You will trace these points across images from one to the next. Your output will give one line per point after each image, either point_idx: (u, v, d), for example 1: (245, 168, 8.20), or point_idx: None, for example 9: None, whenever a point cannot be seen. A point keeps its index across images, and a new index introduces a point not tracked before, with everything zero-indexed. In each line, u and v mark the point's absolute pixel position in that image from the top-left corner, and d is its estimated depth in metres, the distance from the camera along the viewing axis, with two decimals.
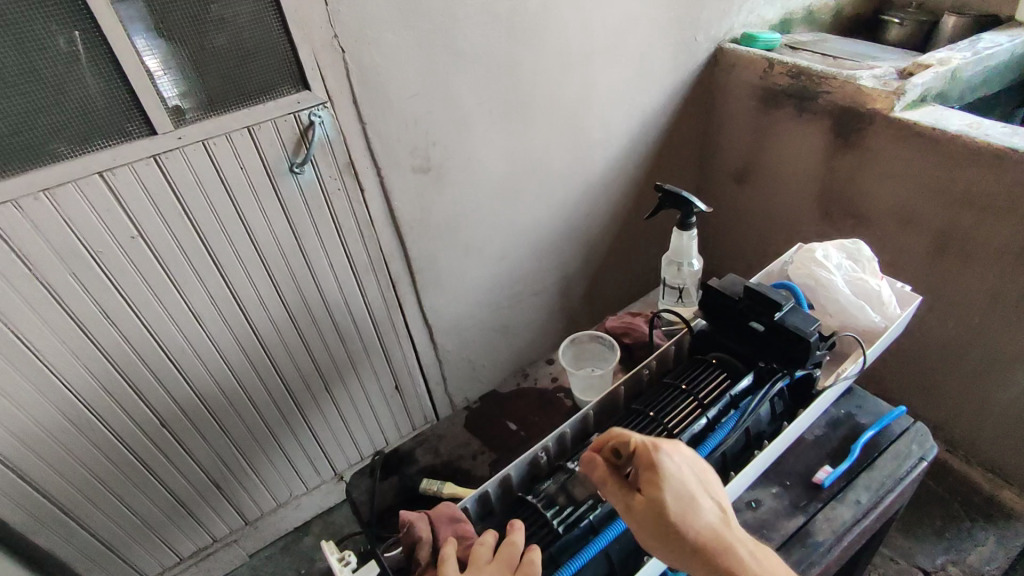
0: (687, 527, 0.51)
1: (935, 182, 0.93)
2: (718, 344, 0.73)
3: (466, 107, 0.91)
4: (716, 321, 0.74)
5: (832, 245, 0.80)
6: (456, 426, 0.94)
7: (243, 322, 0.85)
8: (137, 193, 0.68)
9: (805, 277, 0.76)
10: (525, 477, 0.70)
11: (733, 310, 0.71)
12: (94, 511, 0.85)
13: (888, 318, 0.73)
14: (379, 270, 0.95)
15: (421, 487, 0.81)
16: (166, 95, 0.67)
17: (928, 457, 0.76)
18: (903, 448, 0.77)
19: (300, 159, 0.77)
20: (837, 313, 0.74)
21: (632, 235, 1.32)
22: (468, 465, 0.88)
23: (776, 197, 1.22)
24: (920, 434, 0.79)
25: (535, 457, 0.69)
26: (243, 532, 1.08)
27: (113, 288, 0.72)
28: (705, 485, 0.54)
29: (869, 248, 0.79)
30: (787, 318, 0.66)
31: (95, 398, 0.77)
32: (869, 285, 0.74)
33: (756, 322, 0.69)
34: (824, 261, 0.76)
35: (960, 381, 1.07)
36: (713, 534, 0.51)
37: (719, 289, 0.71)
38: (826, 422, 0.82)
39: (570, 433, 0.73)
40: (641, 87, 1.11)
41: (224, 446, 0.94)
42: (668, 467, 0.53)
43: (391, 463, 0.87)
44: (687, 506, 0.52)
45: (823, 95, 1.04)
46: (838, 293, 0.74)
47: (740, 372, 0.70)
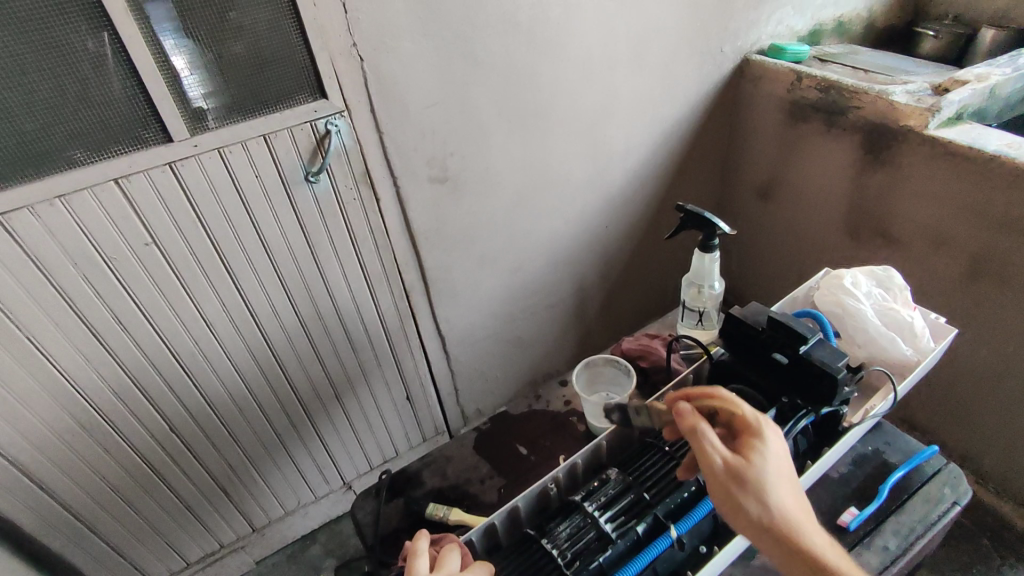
0: (779, 498, 0.49)
1: (970, 203, 0.90)
2: (738, 377, 0.70)
3: (484, 118, 0.90)
4: (736, 352, 0.71)
5: (862, 271, 0.77)
6: (465, 448, 0.93)
7: (255, 331, 0.84)
8: (151, 200, 0.68)
9: (833, 305, 0.74)
10: (534, 508, 0.69)
11: (754, 340, 0.68)
12: (102, 515, 0.85)
13: (920, 351, 0.70)
14: (393, 281, 0.94)
15: (427, 512, 0.80)
16: (191, 95, 0.67)
17: (962, 502, 0.73)
18: (935, 491, 0.74)
19: (316, 167, 0.76)
20: (865, 344, 0.71)
21: (652, 248, 1.30)
22: (475, 489, 0.87)
23: (802, 213, 1.19)
24: (953, 476, 0.75)
25: (545, 488, 0.69)
26: (251, 539, 1.08)
27: (126, 294, 0.71)
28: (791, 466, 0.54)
29: (901, 277, 0.75)
30: (812, 352, 0.63)
31: (106, 403, 0.77)
32: (900, 316, 0.71)
33: (779, 354, 0.66)
34: (853, 289, 0.74)
35: (992, 410, 1.02)
36: (798, 512, 0.50)
37: (739, 317, 0.69)
38: (852, 458, 0.79)
39: (581, 464, 0.72)
40: (664, 99, 1.09)
41: (234, 453, 0.94)
42: (775, 439, 0.52)
43: (397, 484, 0.87)
44: (782, 480, 0.50)
45: (853, 110, 1.01)
46: (867, 323, 0.71)
47: (762, 408, 0.66)
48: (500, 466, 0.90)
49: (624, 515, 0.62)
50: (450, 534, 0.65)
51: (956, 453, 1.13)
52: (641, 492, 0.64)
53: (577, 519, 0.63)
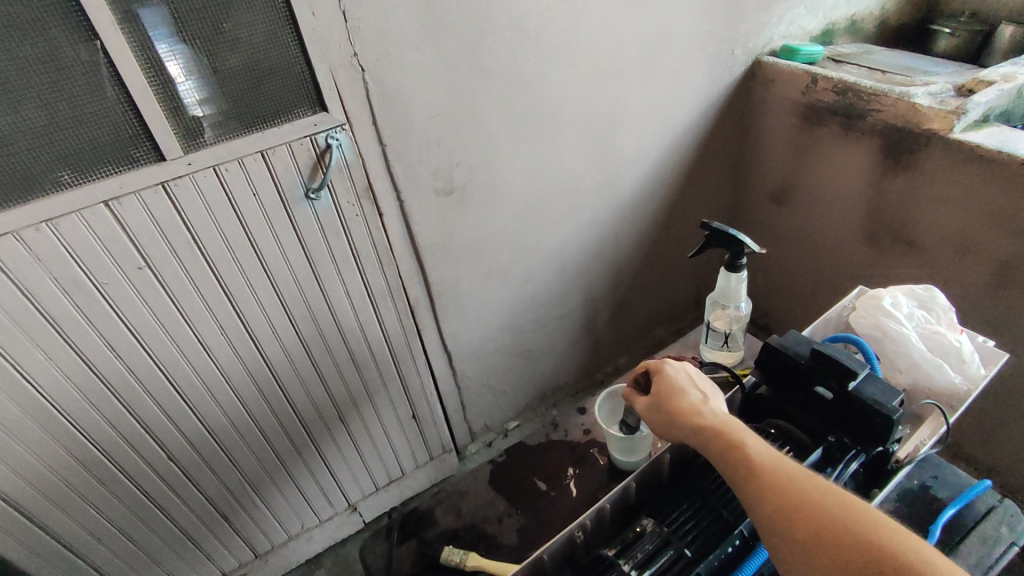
0: (672, 403, 0.63)
1: (997, 211, 0.86)
2: (778, 412, 0.69)
3: (491, 127, 0.87)
4: (776, 386, 0.70)
5: (902, 291, 0.76)
6: (479, 482, 0.99)
7: (256, 355, 0.81)
8: (144, 222, 0.64)
9: (872, 328, 0.72)
10: (560, 555, 0.66)
11: (795, 370, 0.66)
12: (98, 547, 0.82)
13: (970, 378, 0.67)
14: (399, 298, 0.90)
15: (444, 557, 0.87)
16: (188, 103, 0.63)
17: (1020, 543, 0.71)
18: (991, 531, 0.73)
19: (317, 184, 0.73)
20: (907, 370, 0.70)
21: (662, 256, 1.26)
22: (493, 530, 0.93)
23: (818, 219, 1.15)
24: (1009, 514, 0.74)
25: (571, 536, 0.66)
26: (254, 565, 1.04)
27: (119, 321, 0.68)
28: (699, 383, 0.66)
29: (944, 298, 0.74)
30: (862, 389, 0.62)
31: (100, 434, 0.73)
32: (946, 340, 0.69)
33: (823, 389, 0.64)
34: (893, 310, 0.72)
35: (1022, 423, 0.99)
36: (692, 407, 0.62)
37: (779, 347, 0.68)
38: (898, 493, 0.77)
39: (609, 508, 0.69)
40: (675, 103, 1.05)
41: (235, 480, 0.90)
42: (674, 367, 0.67)
43: (409, 525, 0.93)
44: (676, 390, 0.65)
45: (872, 113, 0.97)
46: (911, 348, 0.69)
47: (807, 448, 0.65)
48: (515, 498, 0.96)
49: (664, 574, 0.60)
50: None
51: (981, 465, 1.10)
52: (682, 548, 0.62)
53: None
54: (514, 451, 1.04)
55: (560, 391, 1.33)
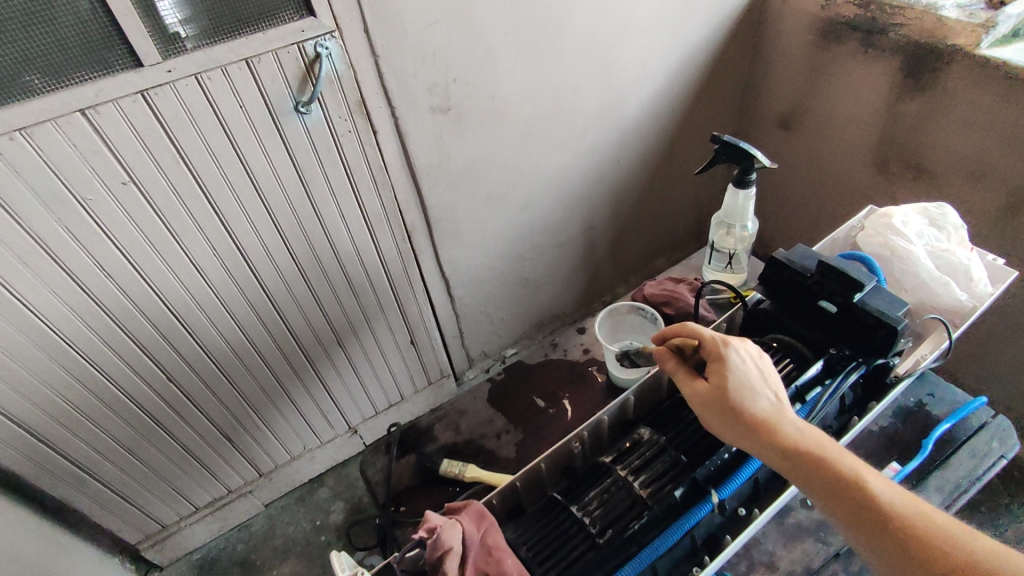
0: (744, 410, 0.58)
1: (1018, 133, 0.83)
2: (781, 326, 0.72)
3: (490, 39, 0.82)
4: (780, 301, 0.73)
5: (914, 208, 0.77)
6: (479, 402, 1.02)
7: (250, 277, 0.80)
8: (125, 134, 0.61)
9: (880, 246, 0.73)
10: (558, 466, 0.73)
11: (801, 287, 0.69)
12: (105, 463, 0.84)
13: (976, 296, 0.70)
14: (395, 221, 0.88)
15: (443, 469, 0.91)
16: (167, 18, 0.59)
17: (1008, 456, 0.76)
18: (982, 445, 0.77)
19: (306, 97, 0.69)
20: (913, 289, 0.72)
21: (664, 184, 1.23)
22: (492, 444, 0.96)
23: (827, 144, 1.12)
24: (1001, 429, 0.78)
25: (569, 447, 0.72)
26: (258, 483, 1.08)
27: (107, 239, 0.66)
28: (767, 380, 0.60)
29: (955, 214, 0.75)
30: (868, 301, 0.64)
31: (97, 353, 0.73)
32: (955, 258, 0.71)
33: (826, 303, 0.67)
34: (903, 229, 0.73)
35: (1016, 349, 1.00)
36: (767, 418, 0.57)
37: (785, 262, 0.70)
38: (894, 411, 0.82)
39: (607, 421, 0.75)
40: (685, 16, 0.99)
41: (237, 402, 0.92)
42: (738, 359, 0.60)
43: (408, 440, 0.97)
44: (746, 393, 0.59)
45: (894, 29, 0.92)
46: (919, 266, 0.71)
47: (807, 360, 0.68)
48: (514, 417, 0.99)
49: (656, 480, 0.65)
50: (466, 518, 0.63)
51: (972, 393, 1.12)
52: (677, 455, 0.67)
53: (609, 484, 0.66)
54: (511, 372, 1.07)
55: (558, 319, 1.33)
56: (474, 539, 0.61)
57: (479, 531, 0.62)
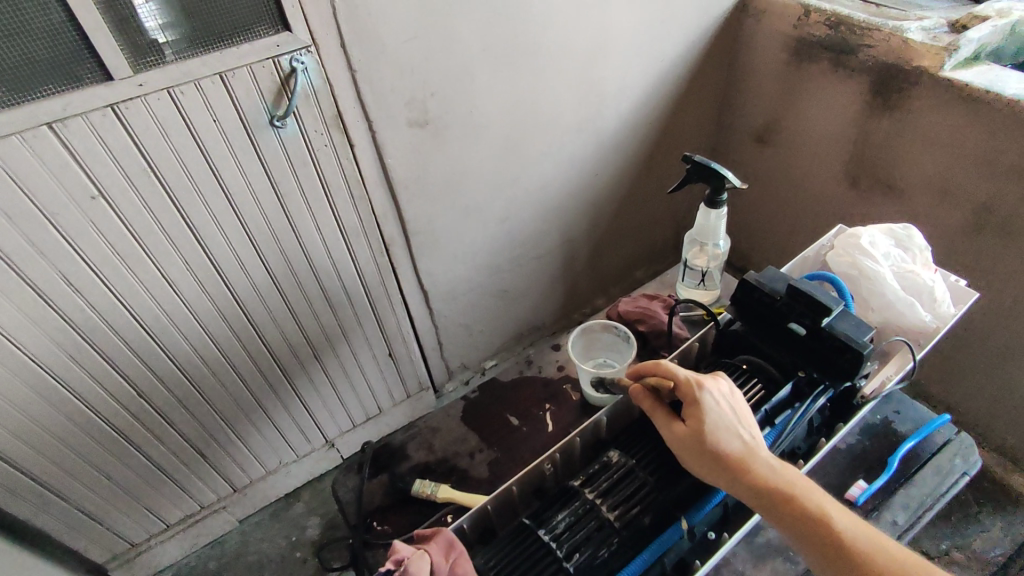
0: (720, 453, 0.58)
1: (981, 153, 0.85)
2: (750, 346, 0.74)
3: (468, 54, 0.82)
4: (750, 321, 0.74)
5: (881, 229, 0.78)
6: (452, 420, 1.02)
7: (224, 292, 0.79)
8: (94, 147, 0.60)
9: (848, 266, 0.75)
10: (529, 487, 0.73)
11: (770, 308, 0.69)
12: (70, 481, 0.81)
13: (939, 316, 0.71)
14: (372, 235, 0.88)
15: (415, 490, 0.89)
16: (151, 29, 0.59)
17: (971, 473, 0.78)
18: (947, 462, 0.79)
19: (282, 111, 0.68)
20: (879, 309, 0.73)
21: (643, 197, 1.25)
22: (465, 464, 0.97)
23: (800, 159, 1.14)
24: (964, 447, 0.80)
25: (541, 469, 0.72)
26: (232, 499, 1.06)
27: (74, 253, 0.64)
28: (741, 419, 0.61)
29: (920, 236, 0.76)
30: (836, 325, 0.65)
31: (63, 369, 0.71)
32: (919, 279, 0.72)
33: (796, 325, 0.67)
34: (870, 249, 0.74)
35: (982, 362, 1.02)
36: (742, 460, 0.58)
37: (756, 284, 0.70)
38: (862, 428, 0.83)
39: (580, 442, 0.75)
40: (662, 33, 1.00)
41: (211, 418, 0.90)
42: (713, 401, 0.61)
43: (381, 459, 0.98)
44: (722, 436, 0.59)
45: (864, 49, 0.94)
46: (884, 287, 0.72)
47: (778, 382, 0.70)
48: (488, 437, 1.00)
49: (624, 503, 0.66)
50: (440, 540, 0.64)
51: (940, 404, 1.14)
52: (646, 475, 0.68)
53: (578, 508, 0.66)
54: (487, 387, 1.07)
55: (538, 331, 1.34)
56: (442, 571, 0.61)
57: (448, 562, 0.62)
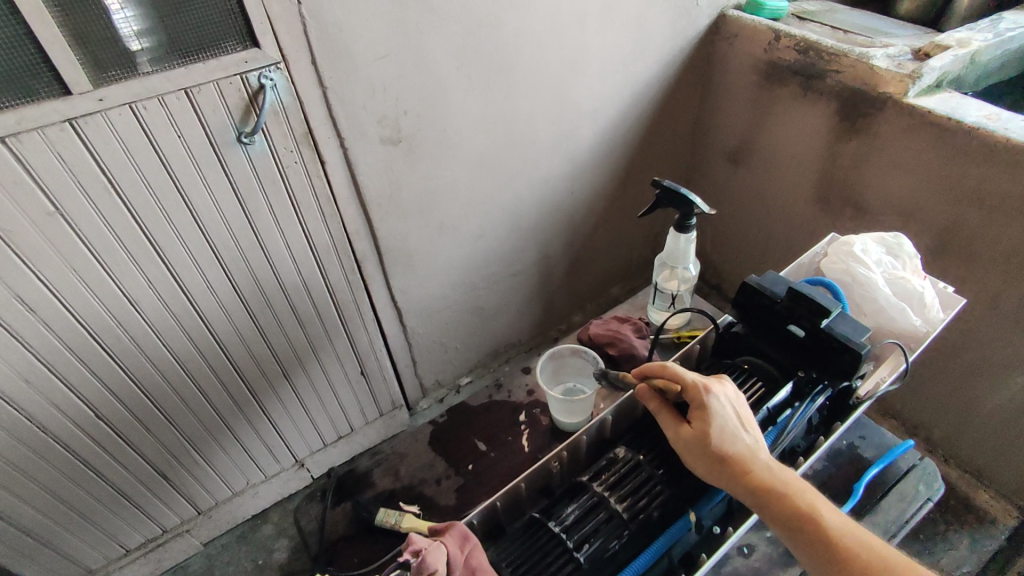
0: (725, 455, 0.58)
1: (943, 177, 0.87)
2: (750, 347, 0.73)
3: (442, 73, 0.82)
4: (751, 323, 0.74)
5: (872, 237, 0.78)
6: (419, 445, 1.06)
7: (189, 310, 0.76)
8: (51, 164, 0.58)
9: (841, 273, 0.74)
10: (536, 485, 0.72)
11: (770, 310, 0.69)
12: (21, 507, 0.78)
13: (929, 322, 0.71)
14: (344, 251, 0.86)
15: (379, 519, 0.91)
16: (126, 37, 0.58)
17: (934, 498, 0.79)
18: (910, 489, 0.80)
19: (250, 128, 0.67)
20: (872, 314, 0.72)
21: (618, 214, 1.25)
22: (431, 491, 1.00)
23: (771, 179, 1.16)
24: (926, 472, 0.81)
25: (548, 467, 0.71)
26: (197, 522, 1.02)
27: (28, 271, 0.62)
28: (747, 424, 0.60)
29: (911, 245, 0.76)
30: (834, 326, 0.65)
31: (17, 392, 0.68)
32: (911, 285, 0.71)
33: (795, 327, 0.68)
34: (863, 256, 0.74)
35: (948, 381, 1.04)
36: (747, 462, 0.57)
37: (756, 287, 0.70)
38: (827, 454, 0.84)
39: (585, 441, 0.74)
40: (636, 55, 1.02)
41: (176, 440, 0.88)
42: (719, 405, 0.60)
43: (348, 485, 1.02)
44: (728, 438, 0.59)
45: (831, 75, 0.96)
46: (877, 293, 0.71)
47: (777, 381, 0.69)
48: (457, 465, 1.02)
49: (632, 494, 0.65)
50: (453, 529, 0.63)
51: (908, 421, 1.16)
52: (654, 469, 0.67)
53: (587, 501, 0.65)
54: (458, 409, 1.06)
55: (513, 347, 1.33)
56: (457, 565, 0.59)
57: (463, 555, 0.60)
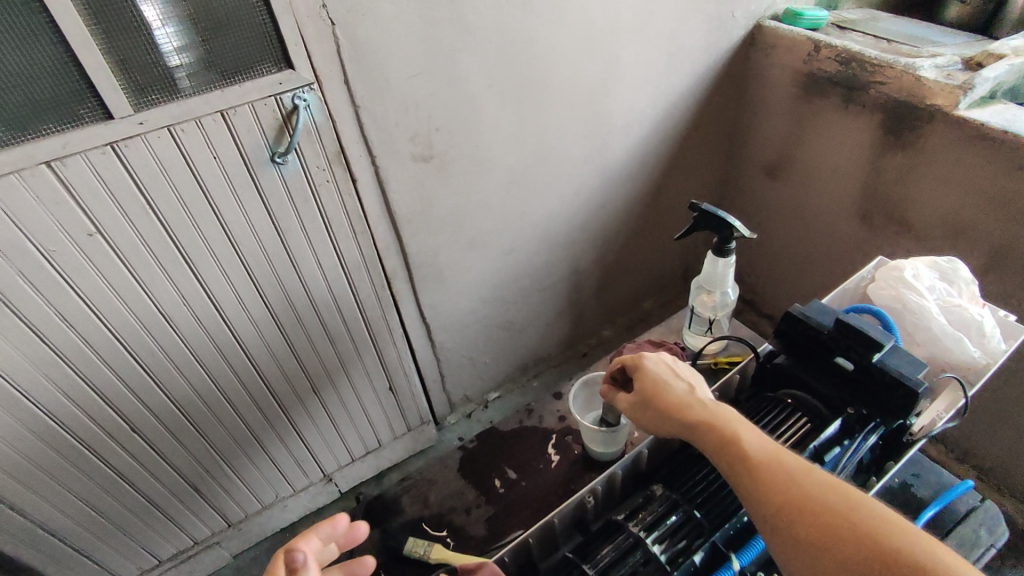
0: (660, 400, 0.62)
1: (997, 194, 0.83)
2: (795, 379, 0.70)
3: (473, 90, 0.81)
4: (795, 355, 0.70)
5: (925, 262, 0.74)
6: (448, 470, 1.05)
7: (222, 328, 0.77)
8: (93, 187, 0.59)
9: (892, 300, 0.71)
10: (570, 520, 0.71)
11: (816, 342, 0.66)
12: (59, 517, 0.79)
13: (989, 353, 0.66)
14: (374, 269, 0.86)
15: (406, 550, 0.88)
16: (167, 55, 0.58)
17: (998, 544, 0.75)
18: (971, 533, 0.76)
19: (283, 148, 0.67)
20: (925, 343, 0.69)
21: (650, 229, 1.23)
22: (461, 520, 0.98)
23: (809, 192, 1.13)
24: (990, 516, 0.77)
25: (582, 501, 0.69)
26: (227, 534, 1.03)
27: (69, 290, 0.63)
28: (681, 374, 0.65)
29: (967, 270, 0.72)
30: (887, 361, 0.62)
31: (56, 405, 0.70)
32: (968, 314, 0.67)
33: (843, 359, 0.65)
34: (915, 282, 0.70)
35: (1002, 407, 0.98)
36: (678, 401, 0.61)
37: (801, 317, 0.67)
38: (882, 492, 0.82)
39: (620, 474, 0.71)
40: (670, 66, 1.00)
41: (207, 453, 0.88)
42: (653, 362, 0.66)
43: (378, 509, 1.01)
44: (660, 386, 0.63)
45: (875, 86, 0.93)
46: (931, 322, 0.68)
47: (825, 419, 0.66)
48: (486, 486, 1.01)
49: (669, 536, 0.63)
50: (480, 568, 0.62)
51: (958, 448, 1.10)
52: (691, 511, 0.64)
53: (621, 541, 0.63)
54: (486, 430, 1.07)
55: (542, 363, 1.32)
56: None
57: None
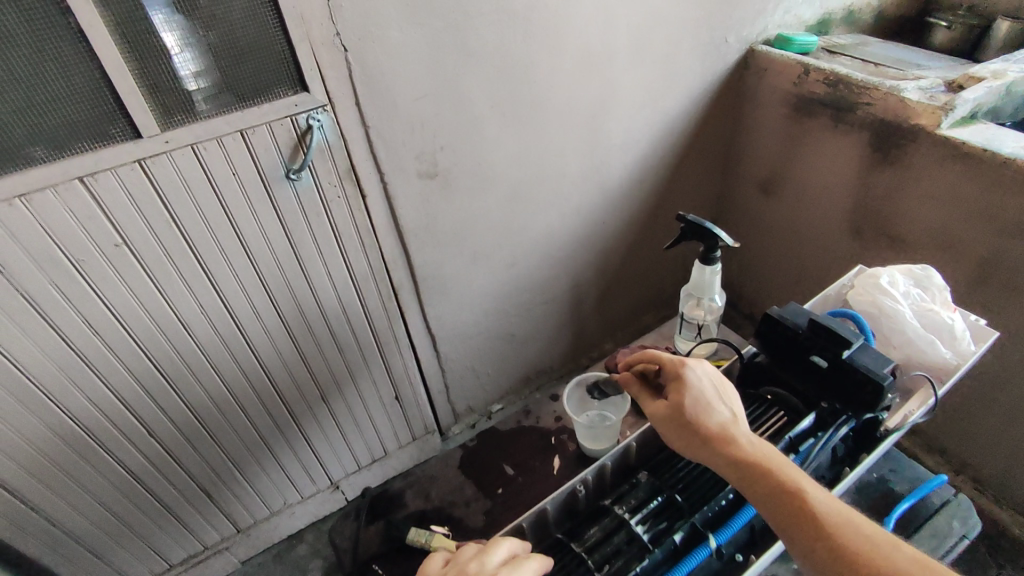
0: (699, 423, 0.62)
1: (979, 210, 0.86)
2: (774, 377, 0.74)
3: (476, 111, 0.86)
4: (772, 354, 0.73)
5: (900, 269, 0.77)
6: (450, 469, 1.09)
7: (237, 335, 0.81)
8: (121, 201, 0.63)
9: (868, 304, 0.74)
10: (563, 509, 0.73)
11: (793, 341, 0.69)
12: (77, 518, 0.83)
13: (960, 354, 0.69)
14: (381, 279, 0.90)
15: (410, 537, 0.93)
16: (184, 75, 0.62)
17: (969, 536, 0.78)
18: (944, 525, 0.79)
19: (298, 165, 0.72)
20: (902, 346, 0.72)
21: (649, 244, 1.26)
22: (461, 512, 1.02)
23: (802, 209, 1.16)
24: (963, 510, 0.80)
25: (573, 490, 0.72)
26: (235, 539, 1.06)
27: (96, 297, 0.67)
28: (722, 395, 0.64)
29: (939, 276, 0.75)
30: (856, 357, 0.65)
31: (79, 408, 0.73)
32: (940, 317, 0.70)
33: (818, 357, 0.67)
34: (890, 289, 0.73)
35: (995, 418, 1.00)
36: (720, 428, 0.61)
37: (778, 318, 0.71)
38: (857, 486, 0.85)
39: (610, 466, 0.75)
40: (666, 89, 1.04)
41: (219, 459, 0.92)
42: (696, 376, 0.65)
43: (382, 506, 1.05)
44: (701, 407, 0.63)
45: (863, 107, 0.97)
46: (905, 325, 0.71)
47: (800, 412, 0.70)
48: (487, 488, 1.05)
49: (653, 518, 0.66)
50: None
51: (955, 459, 1.12)
52: (673, 494, 0.67)
53: (607, 523, 0.66)
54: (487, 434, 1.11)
55: (544, 374, 1.34)
56: None
57: None
